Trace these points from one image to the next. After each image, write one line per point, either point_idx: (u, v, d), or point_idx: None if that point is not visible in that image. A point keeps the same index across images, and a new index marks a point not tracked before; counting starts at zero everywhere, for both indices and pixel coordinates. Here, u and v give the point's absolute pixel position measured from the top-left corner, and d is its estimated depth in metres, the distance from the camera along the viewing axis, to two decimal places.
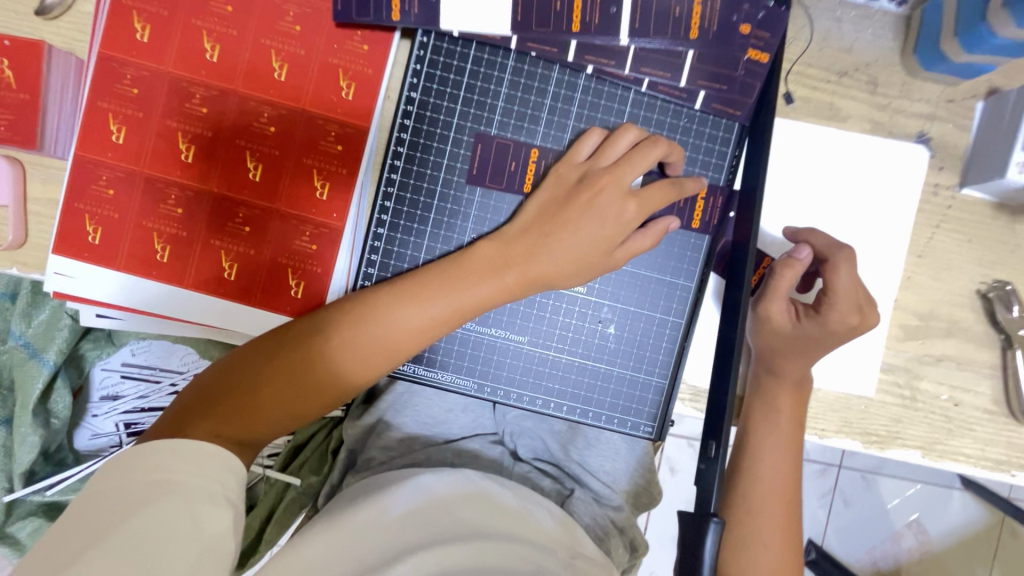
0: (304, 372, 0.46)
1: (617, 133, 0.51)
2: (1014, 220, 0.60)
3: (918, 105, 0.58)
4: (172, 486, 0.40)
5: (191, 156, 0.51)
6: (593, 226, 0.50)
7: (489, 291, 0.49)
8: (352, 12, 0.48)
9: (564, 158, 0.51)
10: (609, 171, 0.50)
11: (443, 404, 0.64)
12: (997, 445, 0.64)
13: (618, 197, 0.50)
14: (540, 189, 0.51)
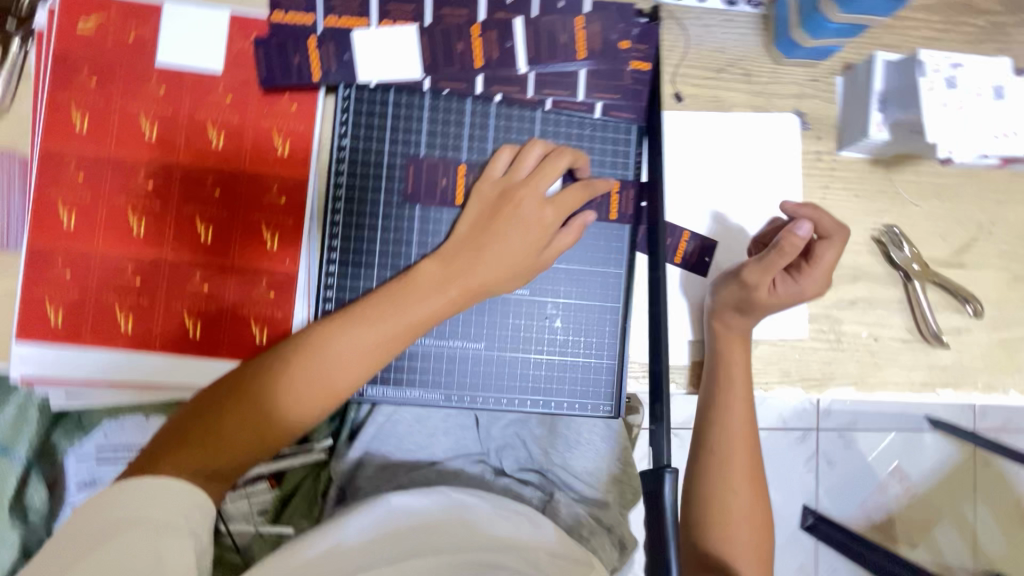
0: (267, 398, 0.49)
1: (526, 149, 0.57)
2: (889, 172, 0.69)
3: (788, 87, 0.69)
4: (142, 518, 0.41)
5: (142, 228, 0.58)
6: (521, 234, 0.54)
7: (434, 303, 0.53)
8: (277, 77, 0.57)
9: (484, 175, 0.57)
10: (526, 183, 0.55)
11: (423, 431, 0.71)
12: (922, 370, 0.69)
13: (537, 203, 0.55)
14: (470, 205, 0.56)
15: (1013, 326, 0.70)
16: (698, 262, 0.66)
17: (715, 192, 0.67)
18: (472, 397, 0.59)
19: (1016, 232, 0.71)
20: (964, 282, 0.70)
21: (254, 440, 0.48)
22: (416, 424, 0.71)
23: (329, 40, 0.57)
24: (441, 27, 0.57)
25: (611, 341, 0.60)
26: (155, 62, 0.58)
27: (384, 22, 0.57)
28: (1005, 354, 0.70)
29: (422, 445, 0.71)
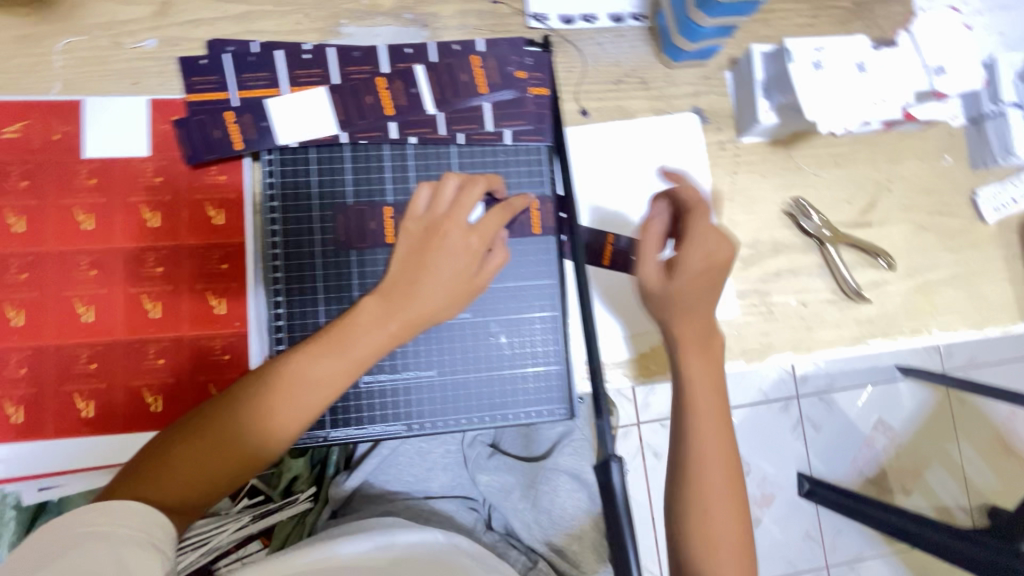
0: (225, 433, 0.52)
1: (443, 182, 0.60)
2: (789, 149, 0.75)
3: (684, 87, 0.74)
4: (106, 532, 0.42)
5: (91, 315, 0.60)
6: (450, 263, 0.57)
7: (375, 338, 0.56)
8: (201, 153, 0.61)
9: (409, 214, 0.59)
10: (448, 218, 0.58)
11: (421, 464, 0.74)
12: (851, 325, 0.74)
13: (460, 231, 0.58)
14: (401, 243, 0.59)
15: (925, 271, 0.76)
16: (628, 260, 0.70)
17: (632, 193, 0.72)
18: (432, 422, 0.63)
19: (912, 186, 0.77)
20: (873, 239, 0.75)
21: (212, 476, 0.51)
22: (420, 458, 0.74)
23: (245, 111, 0.60)
24: (348, 85, 0.61)
25: (554, 347, 0.64)
26: (84, 156, 0.61)
27: (295, 87, 0.61)
28: (923, 298, 0.76)
29: (420, 479, 0.74)
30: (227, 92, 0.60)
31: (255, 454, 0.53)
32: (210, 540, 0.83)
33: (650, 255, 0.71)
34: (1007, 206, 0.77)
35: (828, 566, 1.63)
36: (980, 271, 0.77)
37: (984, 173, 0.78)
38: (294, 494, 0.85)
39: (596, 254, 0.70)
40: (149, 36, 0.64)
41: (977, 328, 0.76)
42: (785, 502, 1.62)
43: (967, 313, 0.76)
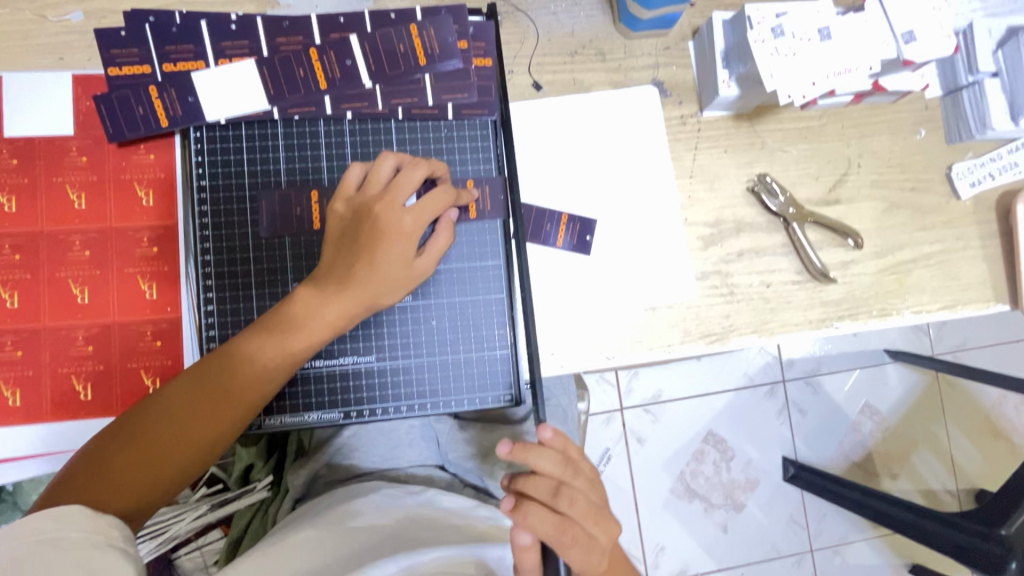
0: (161, 435, 0.52)
1: (376, 162, 0.56)
2: (754, 124, 0.72)
3: (643, 59, 0.71)
4: (62, 539, 0.45)
5: (16, 301, 0.58)
6: (386, 247, 0.54)
7: (310, 329, 0.53)
8: (124, 130, 0.58)
9: (336, 195, 0.56)
10: (380, 199, 0.55)
11: (390, 441, 0.82)
12: (818, 306, 0.71)
13: (393, 212, 0.54)
14: (331, 227, 0.56)
15: (897, 250, 0.73)
16: (582, 241, 0.68)
17: (587, 170, 0.69)
18: (370, 409, 0.60)
19: (884, 161, 0.74)
20: (841, 217, 0.72)
21: (154, 476, 0.51)
22: (387, 437, 0.81)
23: (169, 85, 0.57)
24: (278, 57, 0.58)
25: (500, 332, 0.62)
26: (4, 134, 0.58)
27: (222, 60, 0.58)
28: (893, 278, 0.73)
29: (389, 457, 0.81)
30: (150, 65, 0.57)
31: (197, 451, 0.53)
32: (167, 530, 0.83)
33: (605, 236, 0.69)
34: (982, 182, 0.74)
35: (812, 550, 1.62)
36: (953, 249, 0.74)
37: (960, 146, 0.74)
38: (251, 482, 0.85)
39: (551, 235, 0.67)
40: (75, 9, 0.60)
41: (950, 309, 0.73)
42: (768, 487, 1.61)
43: (940, 293, 0.73)
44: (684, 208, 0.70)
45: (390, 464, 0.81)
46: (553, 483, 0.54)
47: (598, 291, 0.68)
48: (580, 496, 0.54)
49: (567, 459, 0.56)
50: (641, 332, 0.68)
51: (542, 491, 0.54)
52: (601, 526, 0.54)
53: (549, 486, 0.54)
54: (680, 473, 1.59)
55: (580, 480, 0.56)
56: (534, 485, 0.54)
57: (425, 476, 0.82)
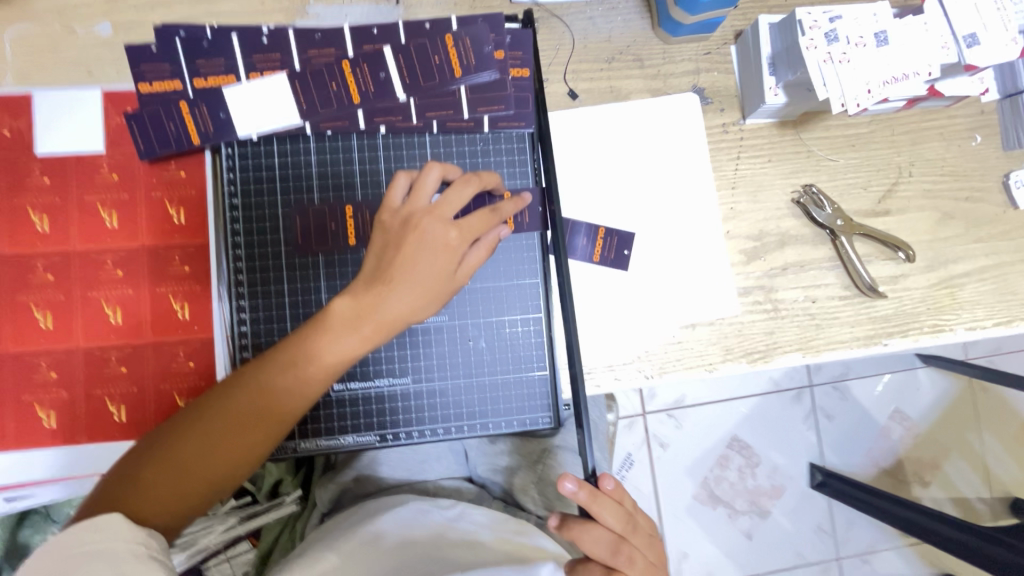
0: (192, 450, 0.51)
1: (422, 173, 0.54)
2: (799, 131, 0.68)
3: (683, 65, 0.68)
4: (105, 551, 0.45)
5: (50, 321, 0.57)
6: (430, 263, 0.52)
7: (344, 346, 0.53)
8: (155, 147, 0.56)
9: (383, 206, 0.54)
10: (427, 211, 0.53)
11: (418, 456, 0.82)
12: (865, 322, 0.68)
13: (439, 226, 0.53)
14: (373, 239, 0.54)
15: (950, 263, 0.69)
16: (620, 256, 0.66)
17: (624, 181, 0.66)
18: (405, 432, 0.59)
19: (938, 169, 0.70)
20: (891, 228, 0.69)
21: (186, 490, 0.51)
22: (413, 452, 0.82)
23: (200, 101, 0.56)
24: (311, 70, 0.56)
25: (539, 352, 0.60)
26: (35, 152, 0.58)
27: (253, 74, 0.56)
28: (946, 292, 0.69)
29: (417, 470, 0.82)
30: (180, 80, 0.55)
31: (230, 466, 0.52)
32: (197, 542, 0.82)
33: (643, 250, 0.66)
34: None
35: (839, 558, 1.59)
36: (1011, 262, 0.70)
37: (1018, 153, 0.71)
38: (280, 496, 0.84)
39: (587, 249, 0.65)
40: (103, 20, 0.59)
41: (1006, 325, 0.69)
42: (795, 494, 1.58)
43: (996, 309, 0.70)
44: (726, 220, 0.68)
45: (418, 477, 0.81)
46: (612, 540, 0.44)
47: (635, 308, 0.66)
48: (641, 556, 0.45)
49: (630, 514, 0.46)
50: (680, 349, 0.66)
51: (599, 547, 0.44)
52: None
53: (607, 544, 0.44)
54: (703, 479, 1.56)
55: (641, 536, 0.47)
56: (591, 539, 0.45)
57: (455, 489, 0.82)
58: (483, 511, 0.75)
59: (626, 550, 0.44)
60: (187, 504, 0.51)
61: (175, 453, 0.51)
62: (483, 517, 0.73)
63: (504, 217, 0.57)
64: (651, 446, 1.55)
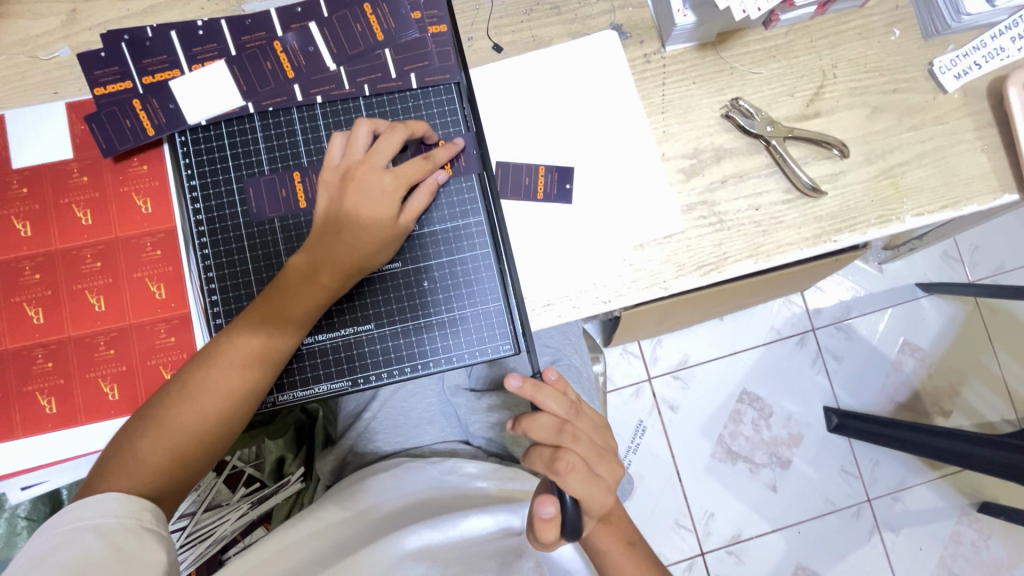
0: (181, 414, 0.55)
1: (353, 130, 0.59)
2: (719, 51, 0.71)
3: (599, 5, 0.71)
4: (102, 525, 0.48)
5: (41, 316, 0.62)
6: (370, 209, 0.57)
7: (305, 301, 0.58)
8: (115, 144, 0.62)
9: (323, 165, 0.59)
10: (363, 162, 0.58)
11: (409, 422, 0.80)
12: (812, 222, 0.70)
13: (374, 173, 0.57)
14: (319, 198, 0.59)
15: (888, 154, 0.71)
16: (563, 190, 0.68)
17: (556, 120, 0.69)
18: (375, 374, 0.64)
19: (861, 67, 0.72)
20: (823, 129, 0.71)
21: (180, 458, 0.55)
22: (406, 417, 0.80)
23: (150, 96, 0.62)
24: (246, 53, 0.62)
25: (492, 286, 0.65)
26: (13, 166, 0.63)
27: (195, 65, 0.62)
28: (888, 183, 0.71)
29: (411, 435, 0.80)
30: (131, 80, 0.62)
31: (220, 428, 0.57)
32: (214, 531, 0.86)
33: (585, 182, 0.69)
34: (969, 72, 0.71)
35: (869, 500, 1.42)
36: (949, 145, 0.71)
37: (938, 41, 0.73)
38: (285, 476, 0.88)
39: (530, 188, 0.68)
40: (62, 44, 0.64)
41: (953, 207, 0.71)
42: (814, 440, 1.43)
43: (939, 193, 0.71)
44: (660, 143, 0.70)
45: (412, 442, 0.80)
46: (556, 422, 0.55)
47: (584, 237, 0.68)
48: (582, 435, 0.56)
49: (571, 402, 0.57)
50: (634, 271, 0.68)
51: (546, 430, 0.54)
52: (605, 466, 0.57)
53: (553, 426, 0.54)
54: (718, 436, 1.43)
55: (583, 420, 0.57)
56: (539, 426, 0.54)
57: (448, 452, 0.79)
58: (477, 462, 0.74)
59: (570, 428, 0.54)
60: (183, 465, 0.55)
61: (164, 426, 0.55)
62: (477, 467, 0.73)
63: (438, 164, 0.61)
64: (659, 409, 1.43)
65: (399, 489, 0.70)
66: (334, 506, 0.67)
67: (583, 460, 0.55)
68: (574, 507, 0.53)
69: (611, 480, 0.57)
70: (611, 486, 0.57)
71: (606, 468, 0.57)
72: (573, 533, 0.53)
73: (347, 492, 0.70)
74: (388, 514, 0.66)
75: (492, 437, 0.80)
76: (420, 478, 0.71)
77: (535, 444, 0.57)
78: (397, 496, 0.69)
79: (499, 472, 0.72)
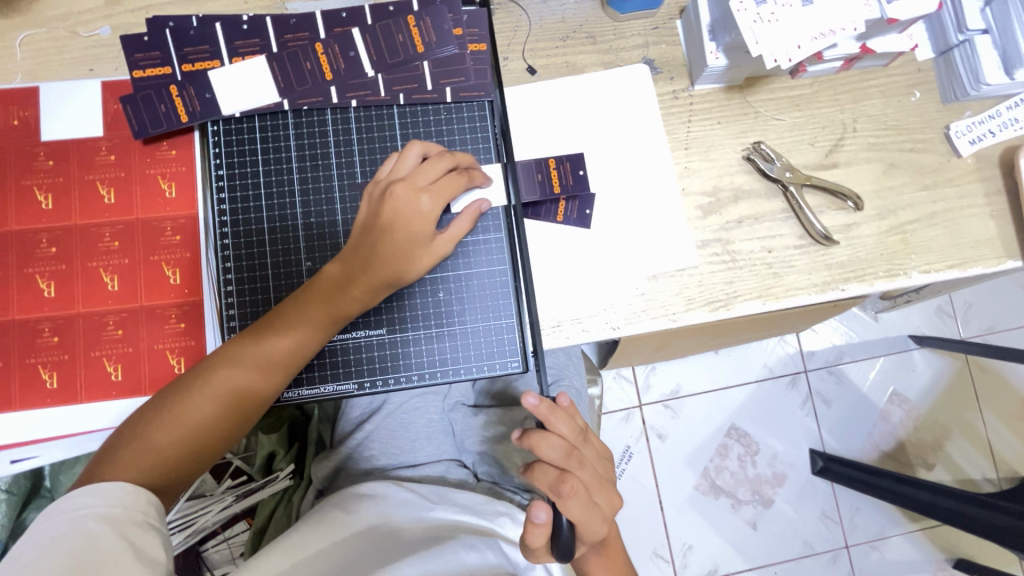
0: (193, 410, 0.55)
1: (405, 151, 0.60)
2: (745, 95, 0.73)
3: (634, 39, 0.73)
4: (109, 514, 0.49)
5: (53, 290, 0.62)
6: (405, 229, 0.57)
7: (334, 307, 0.58)
8: (148, 127, 0.62)
9: (373, 179, 0.61)
10: (404, 181, 0.58)
11: (407, 435, 0.79)
12: (822, 269, 0.71)
13: (411, 194, 0.57)
14: (361, 211, 0.61)
15: (899, 211, 0.73)
16: (583, 215, 0.69)
17: (582, 145, 0.71)
18: (382, 379, 0.64)
19: (880, 123, 0.74)
20: (840, 180, 0.73)
21: (189, 452, 0.55)
22: (405, 429, 0.79)
23: (188, 84, 0.62)
24: (287, 51, 0.63)
25: (505, 305, 0.66)
26: (41, 138, 0.64)
27: (235, 58, 0.63)
28: (898, 239, 0.72)
29: (407, 449, 0.79)
30: (170, 66, 0.62)
31: (233, 423, 0.57)
32: (196, 522, 0.85)
33: (605, 209, 0.70)
34: (983, 139, 0.73)
35: (847, 546, 1.43)
36: (959, 207, 0.73)
37: (956, 106, 0.75)
38: (274, 472, 0.87)
39: (550, 211, 0.69)
40: (103, 23, 0.65)
41: (959, 268, 0.72)
42: (798, 481, 1.44)
43: (947, 253, 0.72)
44: (681, 178, 0.72)
45: (407, 455, 0.79)
46: (566, 446, 0.55)
47: (598, 262, 0.69)
48: (587, 462, 0.57)
49: (580, 428, 0.57)
50: (645, 301, 0.69)
51: (555, 452, 0.54)
52: (604, 494, 0.57)
53: (563, 449, 0.55)
54: (704, 469, 1.43)
55: (589, 448, 0.58)
56: (548, 445, 0.54)
57: (439, 475, 0.77)
58: (468, 492, 0.73)
59: (577, 452, 0.55)
60: (190, 462, 0.56)
61: (176, 419, 0.55)
62: (468, 499, 0.72)
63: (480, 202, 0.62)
64: (647, 437, 1.43)
65: (386, 508, 0.69)
66: (331, 521, 0.66)
67: (583, 485, 0.55)
68: (569, 530, 0.54)
69: (608, 511, 0.58)
70: (607, 516, 0.58)
71: (605, 498, 0.57)
72: (564, 552, 0.53)
73: (337, 508, 0.69)
74: (378, 533, 0.64)
75: (484, 452, 0.81)
76: (410, 499, 0.71)
77: (538, 461, 0.57)
78: (385, 516, 0.67)
79: (489, 504, 0.71)
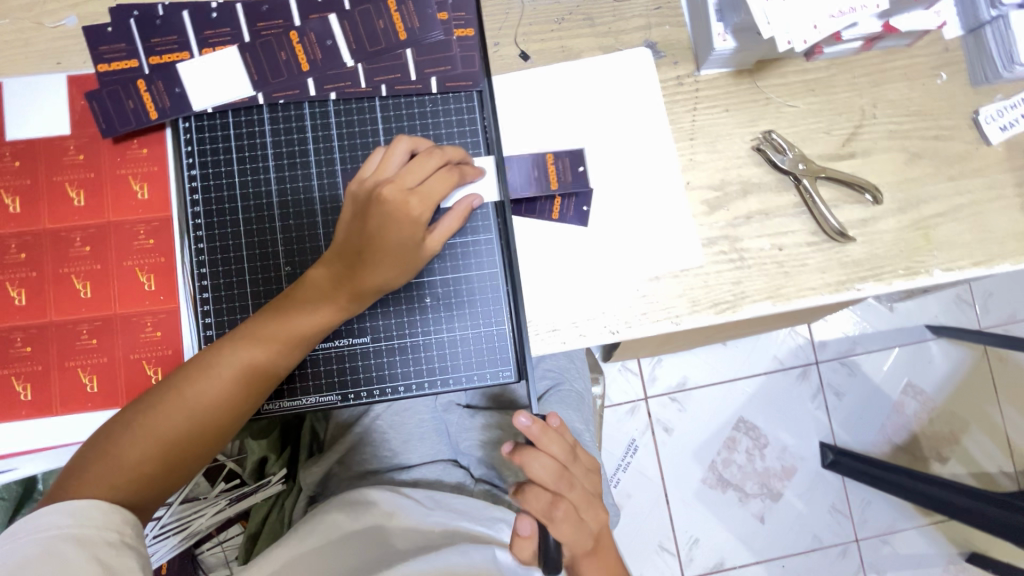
0: (170, 424, 0.52)
1: (391, 148, 0.56)
2: (756, 80, 0.68)
3: (635, 21, 0.68)
4: (81, 535, 0.46)
5: (24, 298, 0.59)
6: (395, 234, 0.53)
7: (320, 315, 0.55)
8: (116, 125, 0.59)
9: (355, 176, 0.57)
10: (392, 181, 0.53)
11: (399, 437, 0.77)
12: (835, 266, 0.67)
13: (401, 196, 0.53)
14: (344, 211, 0.56)
15: (921, 205, 0.68)
16: (580, 212, 0.65)
17: (579, 136, 0.66)
18: (367, 390, 0.61)
19: (902, 109, 0.69)
20: (857, 171, 0.68)
21: (167, 467, 0.53)
22: (397, 431, 0.77)
23: (156, 78, 0.59)
24: (260, 41, 0.59)
25: (496, 309, 0.63)
26: (6, 138, 0.60)
27: (205, 49, 0.59)
28: (920, 234, 0.67)
29: (398, 453, 0.76)
30: (136, 60, 0.59)
31: (212, 438, 0.55)
32: (190, 525, 0.85)
33: (603, 205, 0.66)
34: (1015, 125, 0.68)
35: (857, 540, 1.40)
36: (986, 199, 0.68)
37: (987, 89, 0.69)
38: (267, 475, 0.86)
39: (545, 207, 0.65)
40: (68, 13, 0.61)
41: (985, 265, 0.67)
42: (808, 474, 1.40)
43: (973, 248, 0.67)
44: (685, 171, 0.67)
45: (399, 460, 0.76)
46: (556, 466, 0.53)
47: (596, 263, 0.65)
48: (578, 483, 0.54)
49: (571, 446, 0.55)
50: (645, 303, 0.65)
51: (545, 472, 0.52)
52: (592, 512, 0.55)
53: (552, 470, 0.52)
54: (710, 463, 1.40)
55: (579, 466, 0.55)
56: (537, 466, 0.52)
57: (435, 477, 0.75)
58: (465, 498, 0.70)
59: (567, 473, 0.53)
60: (168, 477, 0.53)
61: (152, 433, 0.52)
62: (465, 504, 0.69)
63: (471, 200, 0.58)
64: (653, 431, 1.40)
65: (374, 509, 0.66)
66: (324, 525, 0.65)
67: (573, 506, 0.53)
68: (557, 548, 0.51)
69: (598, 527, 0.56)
70: (597, 533, 0.56)
71: (594, 515, 0.55)
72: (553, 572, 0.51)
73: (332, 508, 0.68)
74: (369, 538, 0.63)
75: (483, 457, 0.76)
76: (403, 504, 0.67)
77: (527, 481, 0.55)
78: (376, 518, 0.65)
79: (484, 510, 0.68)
